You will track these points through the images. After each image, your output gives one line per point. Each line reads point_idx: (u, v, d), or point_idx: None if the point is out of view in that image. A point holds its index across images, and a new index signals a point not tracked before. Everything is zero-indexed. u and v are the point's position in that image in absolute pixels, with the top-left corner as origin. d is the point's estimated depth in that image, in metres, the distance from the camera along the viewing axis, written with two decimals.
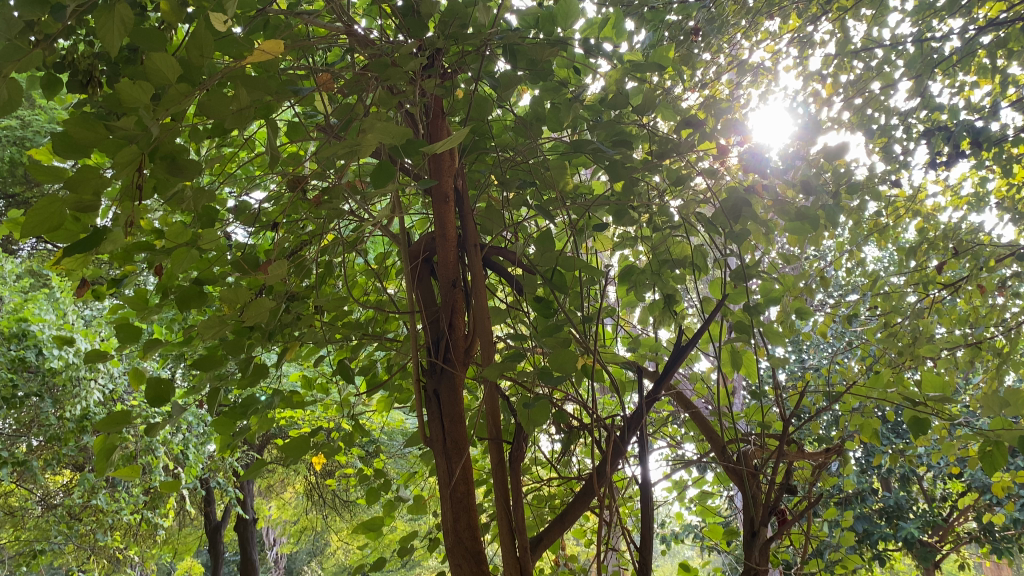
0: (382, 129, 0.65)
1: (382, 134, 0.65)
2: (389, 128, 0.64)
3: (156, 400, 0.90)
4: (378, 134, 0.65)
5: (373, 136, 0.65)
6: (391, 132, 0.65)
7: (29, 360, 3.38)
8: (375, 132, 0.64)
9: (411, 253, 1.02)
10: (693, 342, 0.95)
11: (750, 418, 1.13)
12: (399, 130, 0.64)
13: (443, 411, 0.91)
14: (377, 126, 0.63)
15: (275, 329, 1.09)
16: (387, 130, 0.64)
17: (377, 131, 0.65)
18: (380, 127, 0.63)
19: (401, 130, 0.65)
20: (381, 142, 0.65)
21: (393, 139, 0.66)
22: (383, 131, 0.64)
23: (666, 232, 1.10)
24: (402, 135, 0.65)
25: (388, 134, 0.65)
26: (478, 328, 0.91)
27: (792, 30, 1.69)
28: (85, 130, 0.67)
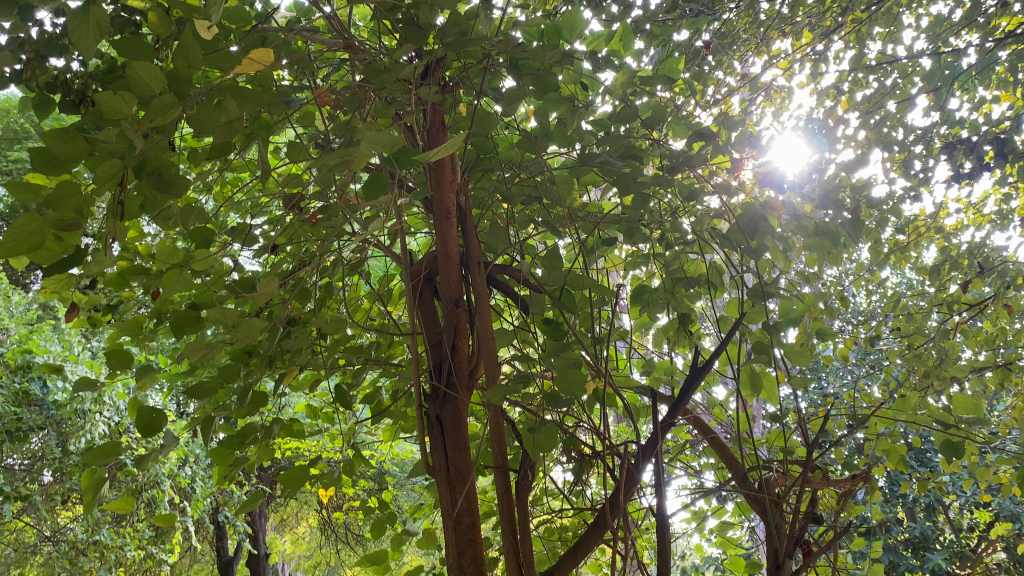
0: (374, 135, 0.60)
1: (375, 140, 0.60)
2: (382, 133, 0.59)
3: (149, 430, 0.85)
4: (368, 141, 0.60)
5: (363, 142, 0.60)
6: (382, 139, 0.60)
7: (34, 393, 3.42)
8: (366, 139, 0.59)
9: (412, 273, 0.98)
10: (710, 362, 0.90)
11: (772, 444, 1.07)
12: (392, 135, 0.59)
13: (447, 438, 0.87)
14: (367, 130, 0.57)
15: (274, 354, 1.05)
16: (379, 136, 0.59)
17: (368, 140, 0.60)
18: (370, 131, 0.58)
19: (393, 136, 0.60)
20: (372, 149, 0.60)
21: (385, 147, 0.61)
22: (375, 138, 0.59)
23: (679, 250, 1.06)
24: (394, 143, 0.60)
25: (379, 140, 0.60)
26: (483, 350, 0.87)
27: (803, 47, 1.65)
28: (64, 144, 0.63)
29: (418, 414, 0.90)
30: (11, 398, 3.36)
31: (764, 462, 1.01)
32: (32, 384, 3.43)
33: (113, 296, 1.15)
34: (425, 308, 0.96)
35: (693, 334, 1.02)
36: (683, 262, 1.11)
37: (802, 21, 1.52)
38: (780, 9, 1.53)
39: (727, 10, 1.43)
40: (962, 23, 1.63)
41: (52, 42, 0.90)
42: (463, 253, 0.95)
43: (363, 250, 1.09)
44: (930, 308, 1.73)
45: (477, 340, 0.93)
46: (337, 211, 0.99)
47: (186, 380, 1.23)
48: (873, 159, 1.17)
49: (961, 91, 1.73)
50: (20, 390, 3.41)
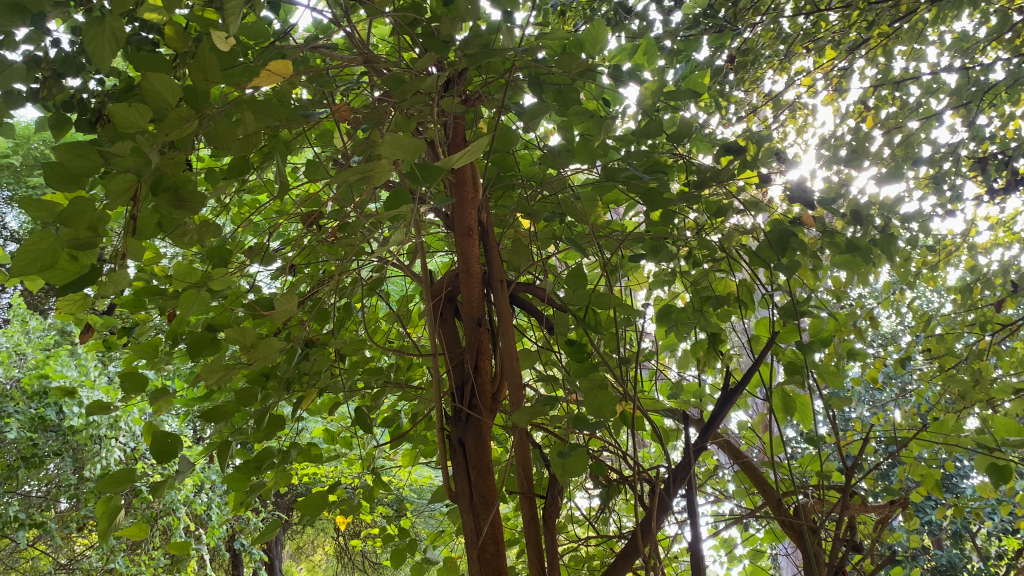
0: (393, 143, 0.57)
1: (394, 147, 0.57)
2: (402, 139, 0.56)
3: (163, 455, 0.82)
4: (387, 148, 0.57)
5: (381, 149, 0.57)
6: (403, 146, 0.57)
7: (50, 418, 3.45)
8: (384, 147, 0.56)
9: (433, 292, 0.96)
10: (742, 383, 0.87)
11: (806, 469, 1.03)
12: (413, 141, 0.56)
13: (469, 462, 0.83)
14: (386, 135, 0.54)
15: (292, 377, 1.03)
16: (398, 143, 0.56)
17: (387, 147, 0.58)
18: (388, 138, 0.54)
19: (413, 144, 0.57)
20: (393, 158, 0.57)
21: (403, 155, 0.58)
22: (394, 145, 0.56)
23: (708, 267, 1.02)
24: (415, 151, 0.57)
25: (400, 148, 0.57)
26: (506, 371, 0.84)
27: (826, 64, 1.63)
28: (78, 158, 0.61)
29: (439, 438, 0.87)
30: (28, 424, 3.39)
31: (799, 488, 0.97)
32: (49, 410, 3.44)
33: (128, 318, 1.13)
34: (445, 328, 0.93)
35: (722, 354, 0.98)
36: (711, 281, 1.07)
37: (825, 36, 1.49)
38: (802, 25, 1.51)
39: (750, 26, 1.41)
40: (989, 38, 1.61)
41: (68, 60, 0.89)
42: (485, 271, 0.92)
43: (382, 269, 1.07)
44: (963, 329, 1.68)
45: (500, 360, 0.90)
46: (356, 230, 0.96)
47: (202, 404, 1.21)
48: (907, 172, 1.13)
49: (989, 106, 1.70)
50: (37, 416, 3.42)
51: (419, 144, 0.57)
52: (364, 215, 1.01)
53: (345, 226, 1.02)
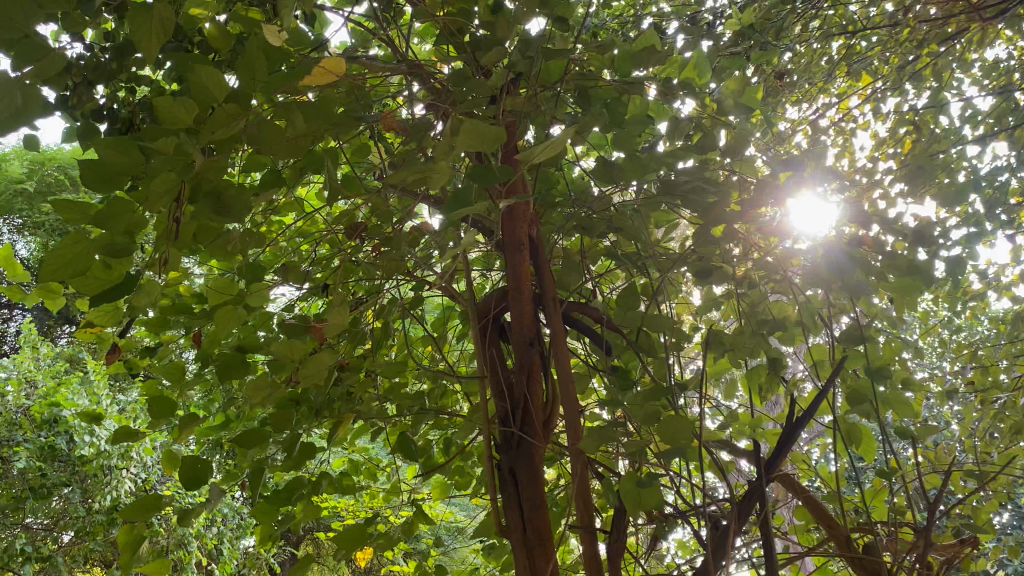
0: (468, 135, 0.49)
1: (473, 143, 0.49)
2: (480, 130, 0.48)
3: (192, 482, 0.77)
4: (465, 143, 0.49)
5: (458, 143, 0.49)
6: (480, 138, 0.49)
7: (60, 448, 3.38)
8: (461, 140, 0.48)
9: (479, 312, 0.90)
10: (813, 411, 0.80)
11: (872, 504, 0.97)
12: (495, 132, 0.48)
13: (521, 493, 0.77)
14: (464, 124, 0.47)
15: (324, 402, 0.97)
16: (476, 134, 0.48)
17: (465, 144, 0.51)
18: (463, 128, 0.47)
19: (493, 135, 0.49)
20: (472, 155, 0.49)
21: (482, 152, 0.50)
22: (473, 138, 0.48)
23: (766, 289, 0.96)
24: (495, 146, 0.50)
25: (478, 142, 0.50)
26: (562, 396, 0.78)
27: (867, 86, 1.59)
28: (118, 153, 0.57)
29: (488, 466, 0.81)
30: (37, 453, 3.33)
31: (867, 524, 0.90)
32: (59, 438, 3.38)
33: (151, 339, 1.08)
34: (493, 348, 0.87)
35: (785, 381, 0.92)
36: (768, 305, 1.01)
37: (868, 57, 1.45)
38: (845, 46, 1.47)
39: (800, 42, 1.37)
40: None
41: (100, 67, 0.87)
42: (535, 289, 0.86)
43: (420, 289, 1.01)
44: (1013, 360, 1.61)
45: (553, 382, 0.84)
46: (397, 247, 0.91)
47: (227, 430, 1.15)
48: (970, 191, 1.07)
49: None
50: (46, 444, 3.36)
51: (499, 137, 0.49)
52: (404, 231, 0.95)
53: (383, 242, 0.97)
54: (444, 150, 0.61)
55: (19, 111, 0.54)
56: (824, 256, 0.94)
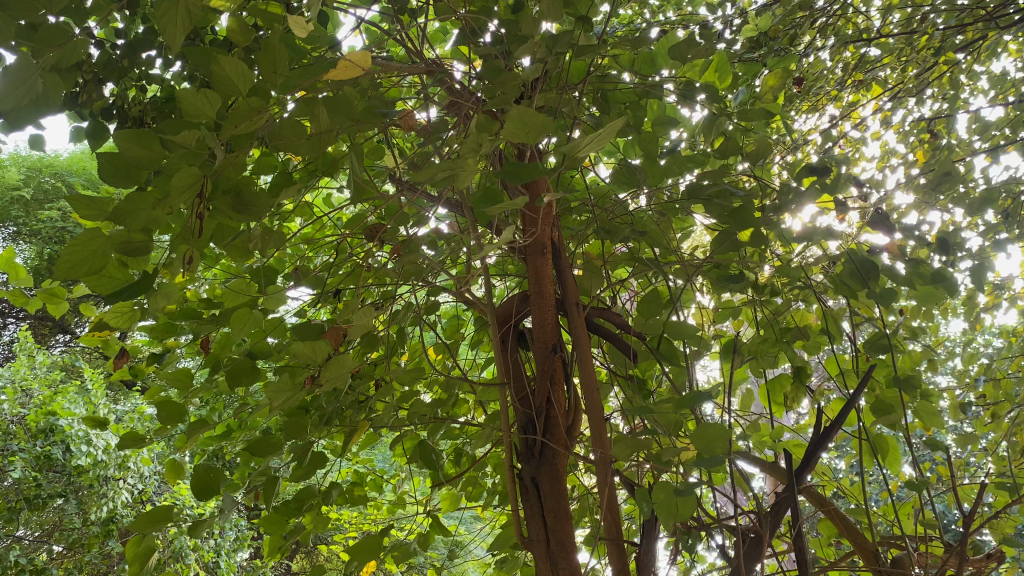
0: (513, 122, 0.47)
1: (519, 131, 0.49)
2: (528, 117, 0.47)
3: (203, 491, 0.74)
4: (511, 130, 0.48)
5: (503, 130, 0.48)
6: (525, 126, 0.48)
7: (55, 458, 3.34)
8: (507, 126, 0.48)
9: (498, 317, 0.88)
10: (844, 420, 0.78)
11: (897, 516, 0.94)
12: (543, 121, 0.47)
13: (543, 503, 0.75)
14: (514, 109, 0.46)
15: (334, 409, 0.94)
16: (521, 119, 0.47)
17: (509, 134, 0.50)
18: (512, 114, 0.47)
19: (539, 124, 0.49)
20: (517, 143, 0.49)
21: (526, 142, 0.50)
22: (519, 124, 0.48)
23: (788, 297, 0.94)
24: (540, 136, 0.49)
25: (524, 131, 0.49)
26: (585, 403, 0.75)
27: (881, 95, 1.57)
28: (139, 147, 0.54)
29: (510, 476, 0.79)
30: (32, 463, 3.29)
31: (894, 538, 0.88)
32: (55, 448, 3.33)
33: (157, 345, 1.05)
34: (514, 354, 0.85)
35: (811, 390, 0.90)
36: (790, 313, 0.99)
37: (884, 65, 1.43)
38: (861, 53, 1.45)
39: (816, 48, 1.36)
40: None
41: (111, 64, 0.85)
42: (557, 294, 0.84)
43: (434, 294, 0.99)
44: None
45: (575, 389, 0.82)
46: (413, 250, 0.89)
47: (233, 438, 1.12)
48: (997, 198, 1.04)
49: None
50: (42, 454, 3.31)
51: (547, 127, 0.48)
52: (419, 234, 0.93)
53: (400, 245, 0.94)
54: (471, 148, 0.59)
55: (39, 99, 0.52)
56: (844, 265, 0.92)
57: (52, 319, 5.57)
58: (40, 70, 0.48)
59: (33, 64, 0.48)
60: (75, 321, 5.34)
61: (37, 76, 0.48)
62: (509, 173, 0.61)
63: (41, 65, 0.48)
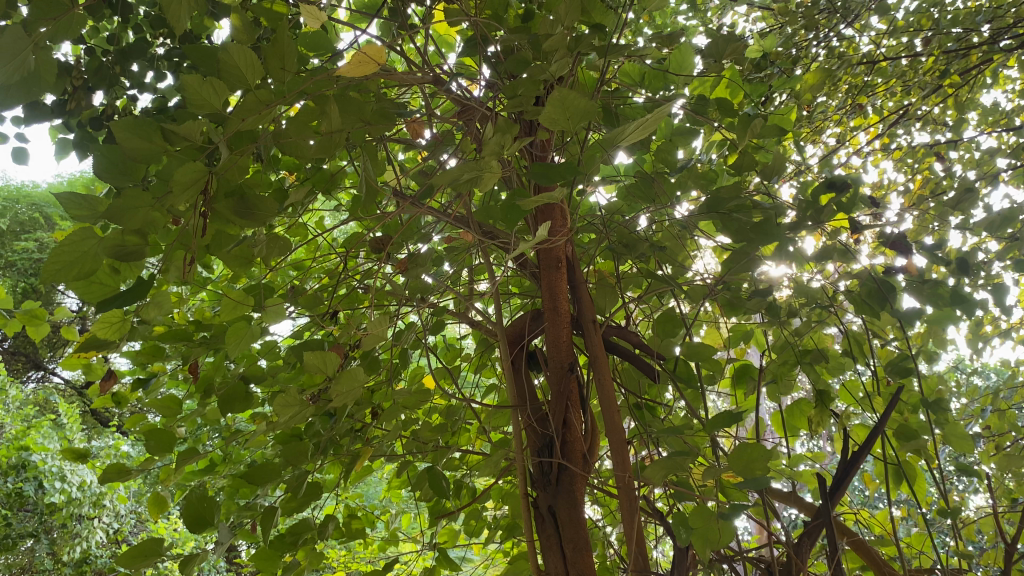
0: (555, 106, 0.44)
1: (560, 118, 0.45)
2: (571, 101, 0.44)
3: (195, 524, 0.70)
4: (552, 117, 0.45)
5: (543, 115, 0.44)
6: (568, 111, 0.45)
7: (27, 494, 3.23)
8: (549, 112, 0.44)
9: (509, 338, 0.83)
10: (877, 443, 0.74)
11: (924, 546, 0.90)
12: (587, 105, 0.44)
13: (562, 534, 0.70)
14: (558, 91, 0.42)
15: (330, 437, 0.89)
16: (565, 102, 0.43)
17: (549, 123, 0.46)
18: (554, 97, 0.43)
19: (583, 110, 0.45)
20: (558, 131, 0.45)
21: (567, 131, 0.46)
22: (561, 110, 0.44)
23: (808, 318, 0.90)
24: (583, 123, 0.46)
25: (566, 118, 0.45)
26: (606, 427, 0.71)
27: (882, 120, 1.55)
28: (138, 139, 0.49)
29: (525, 505, 0.74)
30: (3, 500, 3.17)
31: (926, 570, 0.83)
32: (27, 484, 3.21)
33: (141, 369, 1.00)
34: (527, 378, 0.81)
35: (835, 414, 0.85)
36: (810, 337, 0.95)
37: (886, 90, 1.41)
38: (862, 78, 1.43)
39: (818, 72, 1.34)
40: None
41: (102, 71, 0.82)
42: (571, 312, 0.80)
43: (437, 315, 0.94)
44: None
45: (592, 412, 0.77)
46: (419, 268, 0.84)
47: (219, 470, 1.06)
48: (1018, 217, 0.99)
49: None
50: (13, 491, 3.18)
51: (591, 114, 0.45)
52: (422, 252, 0.88)
53: (404, 264, 0.90)
54: (494, 148, 0.55)
55: (30, 78, 0.47)
56: (860, 288, 0.89)
57: (25, 354, 5.44)
58: (31, 44, 0.44)
59: (25, 39, 0.44)
60: (49, 353, 5.21)
61: (28, 50, 0.44)
62: (538, 174, 0.56)
63: (34, 39, 0.44)
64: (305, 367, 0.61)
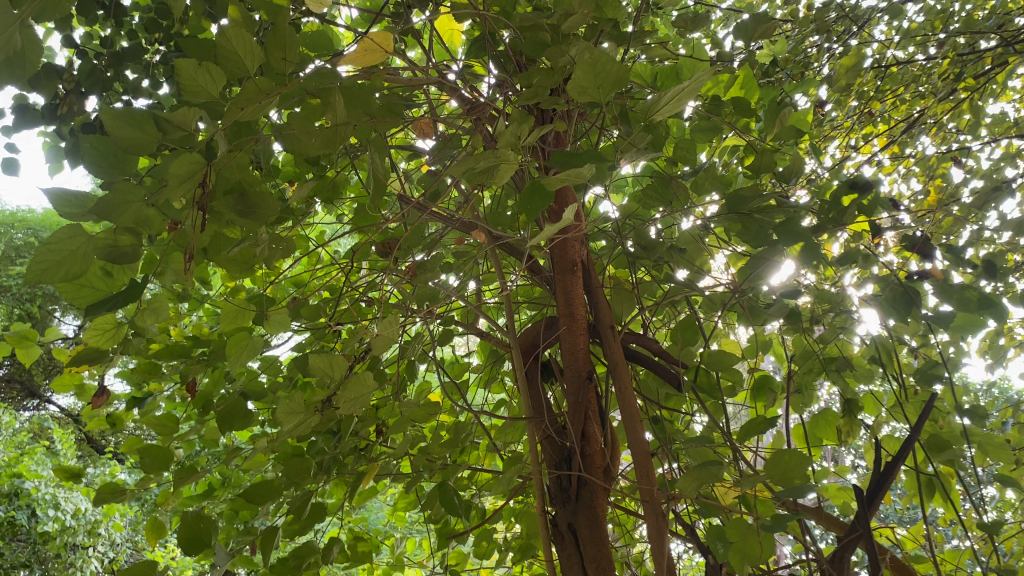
0: (585, 68, 0.41)
1: (590, 84, 0.43)
2: (602, 65, 0.41)
3: (192, 545, 0.66)
4: (582, 82, 0.42)
5: (571, 80, 0.42)
6: (598, 76, 0.42)
7: (19, 523, 3.16)
8: (579, 77, 0.42)
9: (522, 348, 0.79)
10: (914, 450, 0.70)
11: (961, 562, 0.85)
12: (619, 68, 0.41)
13: (583, 552, 0.66)
14: (590, 50, 0.40)
15: (333, 456, 0.85)
16: (595, 63, 0.41)
17: (578, 93, 0.44)
18: (585, 57, 0.40)
19: (614, 76, 0.42)
20: (588, 98, 0.43)
21: (597, 100, 0.44)
22: (591, 75, 0.41)
23: (832, 324, 0.87)
24: (615, 91, 0.43)
25: (596, 85, 0.43)
26: (627, 436, 0.67)
27: (891, 128, 1.52)
28: (130, 128, 0.46)
29: (543, 523, 0.70)
30: None
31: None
32: (20, 512, 3.15)
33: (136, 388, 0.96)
34: (541, 389, 0.77)
35: (865, 425, 0.81)
36: (834, 346, 0.91)
37: (896, 96, 1.38)
38: (871, 84, 1.41)
39: (829, 77, 1.31)
40: None
41: (95, 75, 0.79)
42: (588, 319, 0.76)
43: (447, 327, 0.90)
44: None
45: (612, 423, 0.73)
46: (428, 277, 0.81)
47: (218, 494, 1.02)
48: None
49: None
50: (6, 519, 3.12)
51: (623, 79, 0.42)
52: (429, 260, 0.85)
53: (412, 273, 0.86)
54: (509, 140, 0.53)
55: (15, 58, 0.45)
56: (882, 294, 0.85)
57: (20, 382, 5.39)
58: (19, 20, 0.41)
59: (13, 14, 0.41)
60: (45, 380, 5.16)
61: (16, 26, 0.41)
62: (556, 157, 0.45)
63: (22, 15, 0.41)
64: (311, 372, 0.57)
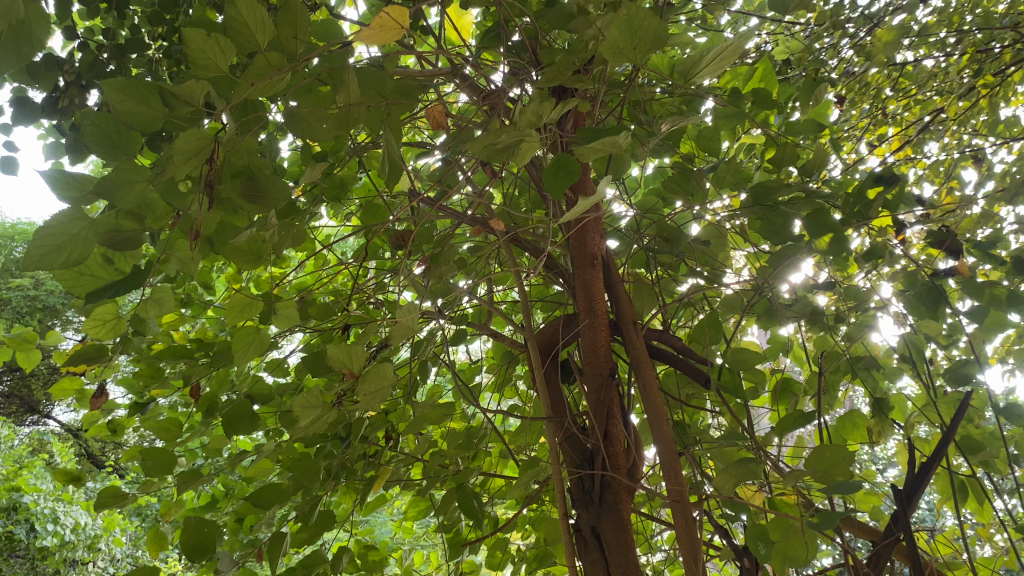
0: (621, 27, 0.39)
1: (625, 45, 0.40)
2: (638, 23, 0.39)
3: (196, 553, 0.63)
4: (617, 43, 0.40)
5: (607, 40, 0.40)
6: (635, 35, 0.40)
7: (18, 537, 3.13)
8: (614, 37, 0.39)
9: (540, 347, 0.76)
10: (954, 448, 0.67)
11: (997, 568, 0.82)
12: (657, 26, 0.39)
13: (609, 558, 0.62)
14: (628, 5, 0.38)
15: (342, 461, 0.81)
16: (632, 21, 0.39)
17: (612, 57, 0.42)
18: (622, 12, 0.38)
19: (652, 37, 0.40)
20: (624, 61, 0.41)
21: (634, 63, 0.42)
22: (627, 34, 0.39)
23: (859, 323, 0.84)
24: (652, 53, 0.41)
25: (631, 46, 0.41)
26: (653, 436, 0.64)
27: (904, 128, 1.49)
28: (134, 102, 0.43)
29: (564, 527, 0.67)
30: None
31: None
32: (19, 527, 3.11)
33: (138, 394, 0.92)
34: (561, 389, 0.74)
35: (896, 424, 0.78)
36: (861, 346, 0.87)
37: (909, 96, 1.36)
38: (884, 84, 1.38)
39: (843, 76, 1.28)
40: None
41: (96, 67, 0.76)
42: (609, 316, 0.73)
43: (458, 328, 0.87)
44: None
45: (635, 423, 0.70)
46: (441, 274, 0.78)
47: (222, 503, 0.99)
48: None
49: None
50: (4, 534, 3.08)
51: (661, 40, 0.40)
52: (440, 258, 0.82)
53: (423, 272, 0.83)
54: (530, 119, 0.50)
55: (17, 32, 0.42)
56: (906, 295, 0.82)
57: (20, 397, 5.36)
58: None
59: None
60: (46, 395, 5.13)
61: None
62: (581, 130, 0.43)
63: None
64: (329, 364, 0.54)
